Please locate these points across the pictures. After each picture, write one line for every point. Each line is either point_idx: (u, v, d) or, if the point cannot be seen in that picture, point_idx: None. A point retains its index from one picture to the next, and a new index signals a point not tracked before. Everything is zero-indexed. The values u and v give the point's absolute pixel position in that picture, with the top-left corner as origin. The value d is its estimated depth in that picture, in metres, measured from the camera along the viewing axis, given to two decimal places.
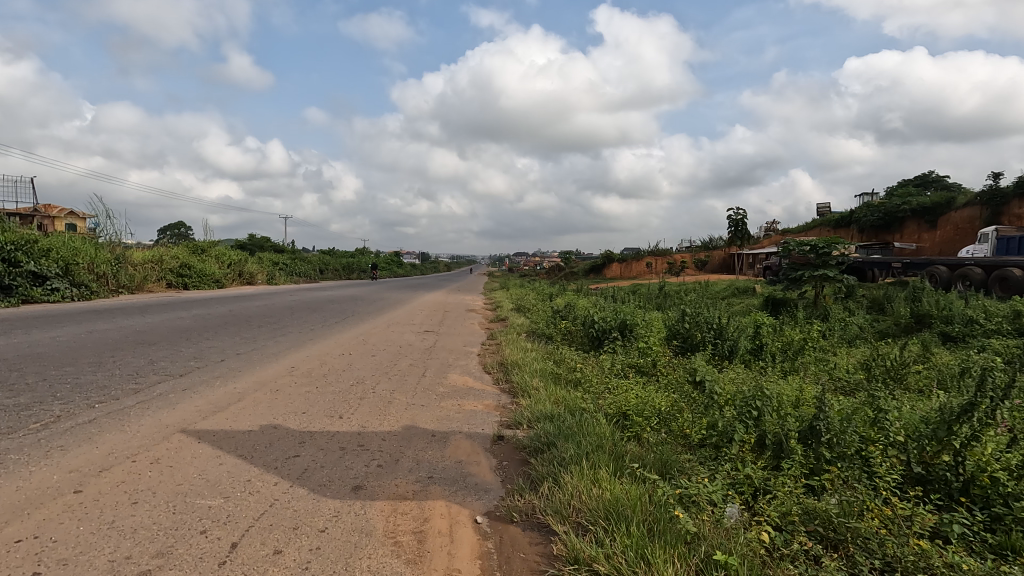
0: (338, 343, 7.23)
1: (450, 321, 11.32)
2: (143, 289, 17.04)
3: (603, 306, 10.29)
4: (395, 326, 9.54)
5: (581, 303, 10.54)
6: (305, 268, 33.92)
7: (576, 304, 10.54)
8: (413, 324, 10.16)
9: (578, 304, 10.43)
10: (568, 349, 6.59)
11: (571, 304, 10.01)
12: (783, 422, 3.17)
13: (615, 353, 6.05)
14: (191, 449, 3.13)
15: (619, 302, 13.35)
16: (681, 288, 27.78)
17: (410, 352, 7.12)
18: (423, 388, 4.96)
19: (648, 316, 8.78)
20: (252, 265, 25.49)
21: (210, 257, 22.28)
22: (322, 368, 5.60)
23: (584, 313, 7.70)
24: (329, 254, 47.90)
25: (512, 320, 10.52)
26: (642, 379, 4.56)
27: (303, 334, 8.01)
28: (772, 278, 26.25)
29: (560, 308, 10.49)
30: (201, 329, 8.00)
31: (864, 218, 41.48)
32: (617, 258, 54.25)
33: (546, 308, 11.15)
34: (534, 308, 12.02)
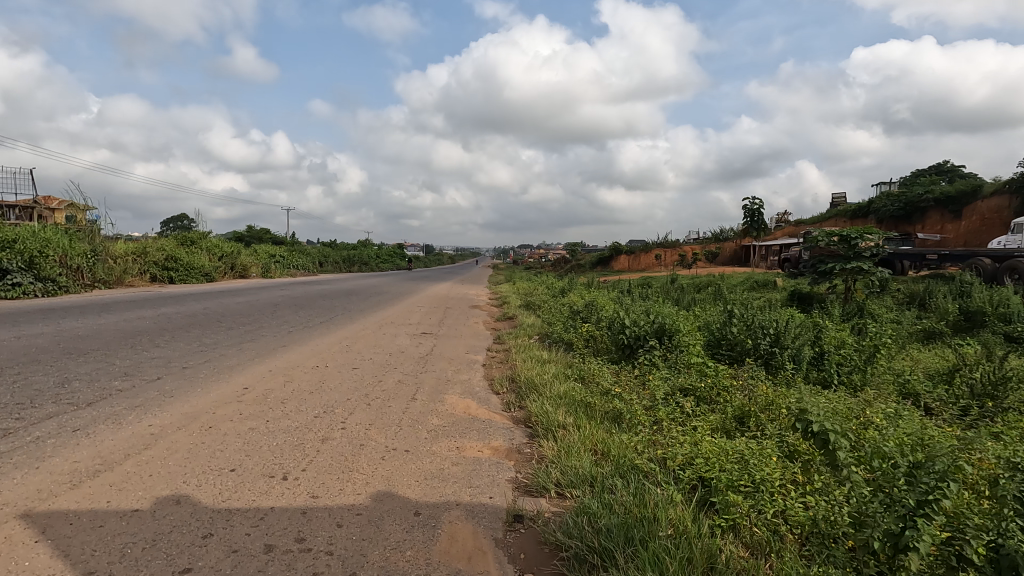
0: (315, 352, 6.01)
1: (451, 320, 10.12)
2: (123, 283, 15.88)
3: (626, 304, 9.04)
4: (389, 328, 8.31)
5: (599, 301, 9.28)
6: (303, 260, 32.74)
7: (593, 301, 9.28)
8: (409, 324, 8.95)
9: (596, 302, 9.18)
10: (594, 361, 5.36)
11: (590, 302, 8.77)
12: (996, 519, 1.90)
13: (656, 369, 4.82)
14: (9, 561, 1.89)
15: (638, 300, 12.08)
16: (696, 280, 26.44)
17: (401, 362, 5.89)
18: (410, 422, 3.73)
19: (681, 316, 7.54)
20: (246, 257, 24.29)
21: (199, 249, 21.10)
22: (284, 389, 4.38)
23: (610, 315, 6.45)
24: (329, 246, 46.69)
25: (521, 320, 9.32)
26: (712, 418, 3.33)
27: (277, 339, 6.78)
28: (792, 271, 24.90)
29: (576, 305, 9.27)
30: (156, 332, 6.79)
31: (883, 208, 39.90)
32: (626, 250, 52.84)
33: (559, 307, 9.91)
34: (546, 306, 10.78)
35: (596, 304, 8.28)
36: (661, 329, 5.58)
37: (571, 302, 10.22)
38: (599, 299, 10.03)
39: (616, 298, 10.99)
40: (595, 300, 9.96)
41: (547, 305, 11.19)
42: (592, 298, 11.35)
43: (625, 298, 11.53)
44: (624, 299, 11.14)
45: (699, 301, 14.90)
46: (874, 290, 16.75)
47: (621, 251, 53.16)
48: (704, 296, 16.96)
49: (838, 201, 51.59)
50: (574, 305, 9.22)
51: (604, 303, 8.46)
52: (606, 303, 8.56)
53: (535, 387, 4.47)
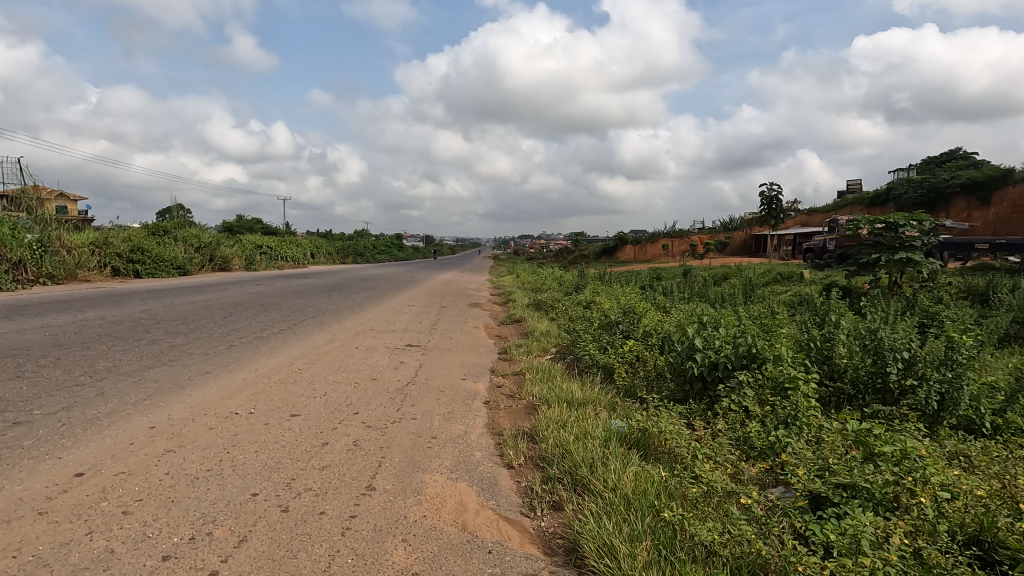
0: (245, 384, 4.22)
1: (446, 324, 8.33)
2: (77, 278, 14.06)
3: (666, 306, 7.24)
4: (364, 340, 6.51)
5: (630, 302, 7.46)
6: (294, 251, 30.80)
7: (624, 303, 7.46)
8: (391, 332, 7.16)
9: (628, 303, 7.37)
10: (654, 410, 3.60)
11: (621, 305, 6.94)
12: None
13: (764, 438, 3.06)
14: None
15: (667, 299, 10.27)
16: (711, 273, 24.75)
17: (368, 399, 4.10)
18: (348, 568, 1.94)
19: (748, 323, 5.74)
20: (227, 248, 22.39)
21: (173, 240, 19.24)
22: (150, 475, 2.58)
23: (662, 329, 4.69)
24: (323, 237, 44.69)
25: (532, 326, 7.58)
26: None
27: (203, 360, 4.98)
28: (817, 264, 23.17)
29: (602, 309, 7.44)
30: (40, 352, 5.00)
31: (905, 195, 37.98)
32: (632, 240, 50.81)
33: (579, 310, 8.10)
34: (561, 307, 8.97)
35: (631, 306, 6.51)
36: (754, 354, 3.77)
37: (592, 306, 8.43)
38: (629, 301, 8.22)
39: (645, 299, 9.21)
40: (621, 301, 8.16)
41: (563, 304, 9.43)
42: (616, 299, 9.55)
43: (654, 298, 9.74)
44: (650, 299, 9.33)
45: (732, 301, 13.09)
46: (924, 285, 14.96)
47: (627, 241, 51.15)
48: (733, 293, 15.13)
49: (852, 189, 49.70)
50: (599, 310, 7.40)
51: (640, 306, 6.64)
52: (641, 305, 6.75)
53: (575, 469, 2.67)
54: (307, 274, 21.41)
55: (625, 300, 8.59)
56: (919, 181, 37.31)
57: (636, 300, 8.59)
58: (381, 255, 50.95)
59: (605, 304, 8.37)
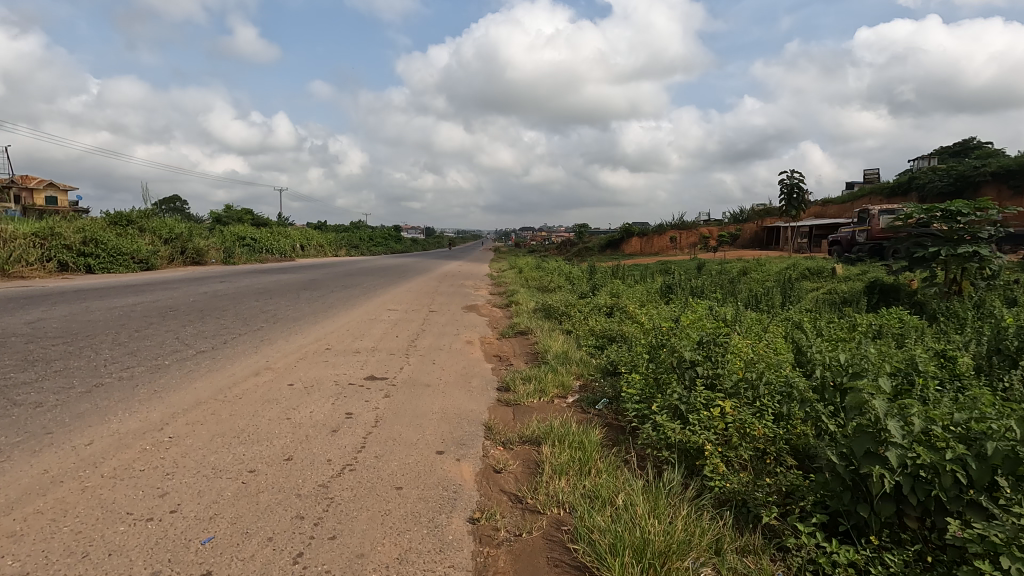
0: (36, 486, 2.34)
1: (431, 339, 6.47)
2: (10, 274, 12.17)
3: (728, 320, 5.36)
4: (308, 370, 4.64)
5: (680, 314, 5.52)
6: (280, 242, 28.85)
7: (671, 315, 5.53)
8: (353, 355, 5.29)
9: (677, 315, 5.46)
10: None
11: (673, 320, 5.03)
12: None
13: None
14: None
15: (707, 307, 8.41)
16: (732, 267, 22.85)
17: (249, 521, 2.19)
18: None
19: (887, 355, 3.73)
20: (201, 239, 20.43)
21: (136, 232, 17.30)
22: None
23: (781, 386, 2.74)
24: (316, 228, 42.65)
25: (545, 344, 5.71)
26: None
27: (17, 421, 3.07)
28: (848, 258, 21.22)
29: (641, 323, 5.52)
30: None
31: (929, 184, 35.89)
32: (638, 232, 48.73)
33: (605, 324, 6.23)
34: (579, 316, 7.10)
35: (685, 323, 4.62)
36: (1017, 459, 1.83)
37: (621, 318, 6.56)
38: (672, 311, 6.32)
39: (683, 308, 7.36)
40: (661, 312, 6.27)
41: (581, 310, 7.54)
42: (650, 306, 7.67)
43: (693, 307, 7.89)
44: (691, 309, 7.46)
45: (772, 305, 11.22)
46: (987, 283, 12.99)
47: (632, 233, 49.06)
48: (768, 293, 13.24)
49: (870, 178, 47.56)
50: (637, 325, 5.50)
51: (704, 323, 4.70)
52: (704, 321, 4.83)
53: None
54: (289, 268, 19.52)
55: (664, 310, 6.71)
56: (945, 170, 35.22)
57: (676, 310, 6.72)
58: (377, 247, 48.97)
59: (637, 315, 6.48)
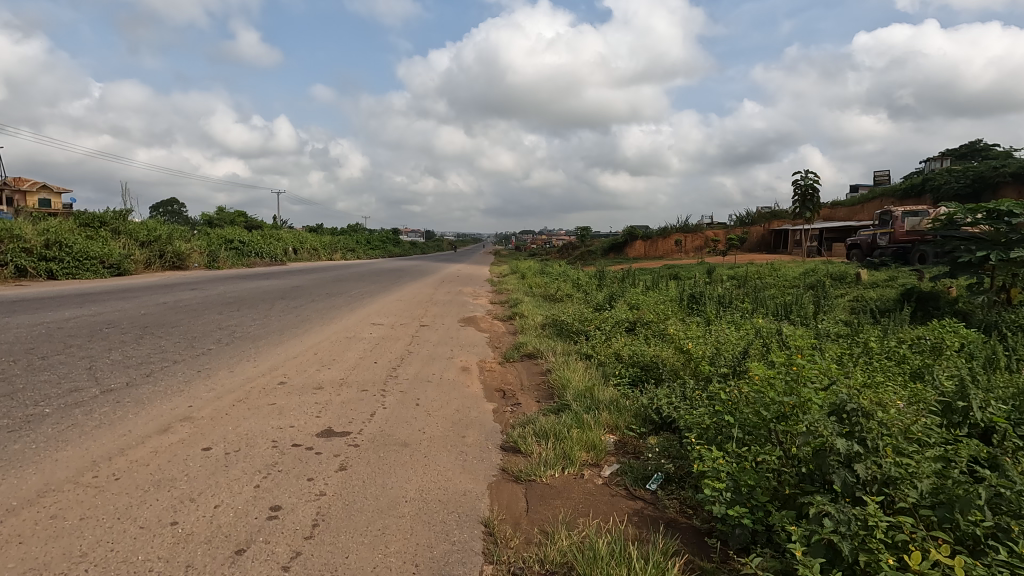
0: None
1: (419, 366, 5.25)
2: None
3: (798, 345, 4.15)
4: (242, 421, 3.39)
5: (743, 343, 4.28)
6: (271, 245, 27.63)
7: (730, 345, 4.29)
8: (312, 395, 4.04)
9: (738, 346, 4.22)
10: None
11: (738, 355, 3.80)
12: None
13: None
14: None
15: (747, 327, 7.20)
16: (745, 273, 21.66)
17: None
18: None
19: None
20: (183, 243, 19.24)
21: (110, 236, 16.14)
22: None
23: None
24: (310, 231, 41.41)
25: (562, 377, 4.47)
26: None
27: None
28: (870, 263, 20.03)
29: (690, 352, 4.28)
30: None
31: (946, 185, 34.72)
32: (642, 235, 47.49)
33: (638, 350, 4.99)
34: (599, 336, 5.89)
35: (759, 361, 3.40)
36: None
37: (655, 342, 5.32)
38: (722, 334, 5.07)
39: (726, 327, 6.12)
40: (707, 336, 5.03)
41: (603, 328, 6.29)
42: (685, 325, 6.42)
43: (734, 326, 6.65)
44: (736, 327, 6.19)
45: (809, 321, 9.99)
46: None
47: (636, 236, 47.79)
48: (797, 303, 12.03)
49: (880, 180, 46.38)
50: (686, 354, 4.25)
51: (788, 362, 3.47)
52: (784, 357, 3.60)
53: None
54: (275, 273, 18.28)
55: (707, 332, 5.47)
56: (962, 170, 34.03)
57: (724, 331, 5.47)
58: (374, 251, 47.86)
59: (677, 339, 5.24)
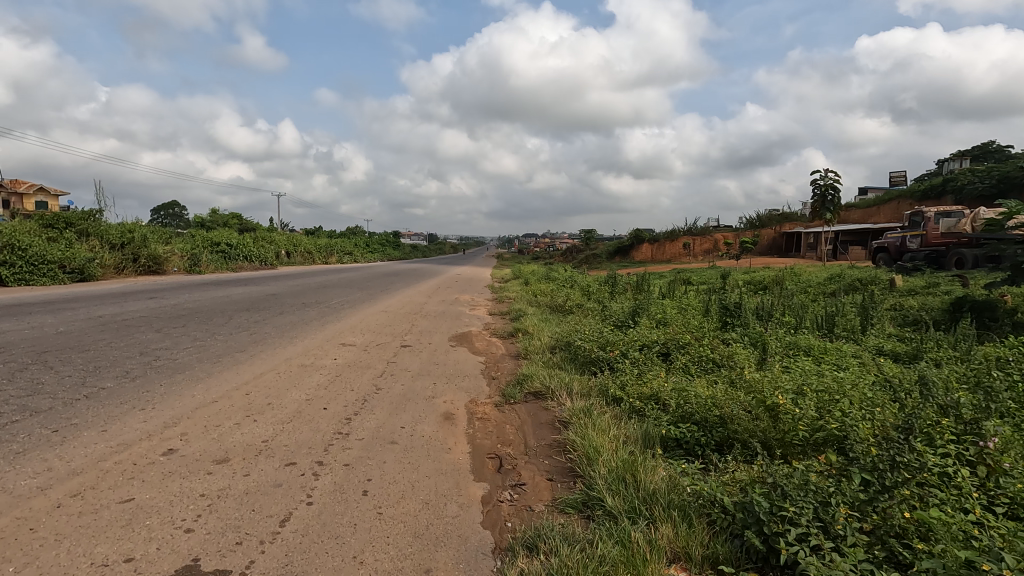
0: None
1: (386, 413, 3.82)
2: None
3: (929, 397, 2.85)
4: (37, 553, 1.95)
5: (850, 408, 2.99)
6: (261, 249, 26.22)
7: (836, 411, 2.99)
8: (199, 479, 2.60)
9: (848, 414, 2.93)
10: None
11: (864, 433, 2.49)
12: None
13: None
14: None
15: (811, 357, 5.79)
16: (765, 278, 20.20)
17: None
18: None
19: None
20: (160, 246, 17.85)
21: (76, 238, 14.77)
22: None
23: None
24: (306, 233, 39.96)
25: (587, 442, 3.06)
26: None
27: None
28: (902, 268, 18.71)
29: (781, 424, 2.99)
30: None
31: (969, 186, 33.14)
32: (649, 238, 46.02)
33: (694, 395, 3.62)
34: (630, 368, 4.48)
35: (925, 470, 2.09)
36: None
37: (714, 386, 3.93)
38: (807, 378, 3.73)
39: (797, 364, 4.74)
40: (787, 379, 3.69)
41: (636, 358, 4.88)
42: (740, 359, 5.03)
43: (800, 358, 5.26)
44: (808, 362, 4.82)
45: (862, 339, 8.60)
46: None
47: (644, 239, 46.25)
48: (839, 314, 10.61)
49: (896, 181, 44.78)
50: (780, 429, 2.96)
51: (954, 462, 2.22)
52: (938, 442, 2.34)
53: None
54: (258, 278, 16.87)
55: (781, 372, 4.11)
56: (987, 171, 32.45)
57: (805, 371, 4.10)
58: (373, 255, 46.54)
59: (744, 384, 3.89)
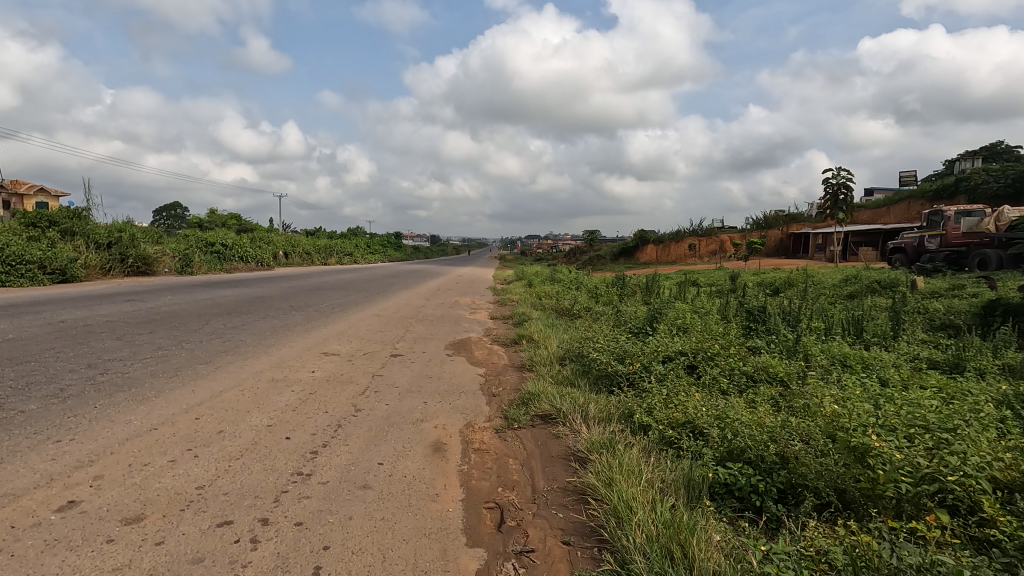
0: None
1: (361, 444, 3.13)
2: None
3: None
4: None
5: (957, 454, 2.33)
6: (258, 249, 25.58)
7: (940, 457, 2.33)
8: (90, 553, 1.91)
9: (957, 463, 2.27)
10: None
11: None
12: None
13: None
14: None
15: (857, 374, 5.06)
16: (777, 279, 19.48)
17: None
18: None
19: None
20: (150, 246, 17.22)
21: (58, 238, 14.15)
22: None
23: None
24: (305, 234, 39.32)
25: (616, 493, 2.38)
26: None
27: None
28: (921, 269, 17.98)
29: (871, 471, 2.33)
30: None
31: (983, 185, 32.35)
32: (654, 239, 45.24)
33: (746, 426, 2.95)
34: (657, 387, 3.79)
35: None
36: None
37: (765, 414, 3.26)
38: (883, 411, 3.06)
39: (853, 384, 4.04)
40: (860, 408, 3.01)
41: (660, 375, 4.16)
42: (784, 382, 4.33)
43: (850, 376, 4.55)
44: (863, 382, 4.11)
45: (895, 346, 7.89)
46: None
47: (648, 240, 45.50)
48: (866, 319, 9.89)
49: (906, 182, 43.95)
50: (867, 476, 2.30)
51: None
52: None
53: None
54: (250, 279, 16.24)
55: (844, 398, 3.43)
56: (1002, 170, 31.63)
57: (873, 398, 3.43)
58: (374, 256, 45.93)
59: (804, 411, 3.22)
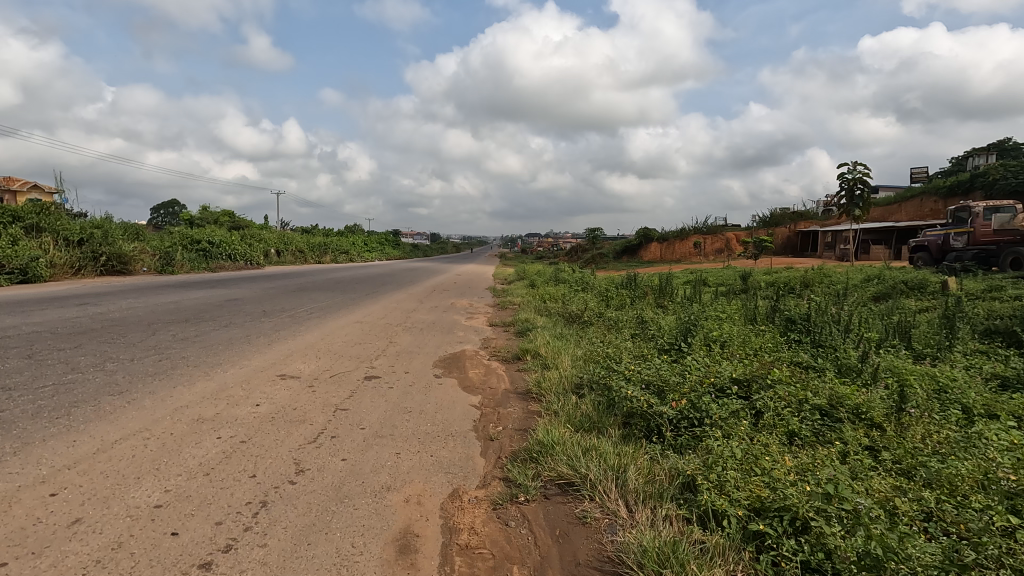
0: None
1: (286, 542, 2.05)
2: None
3: None
4: None
5: None
6: (248, 247, 24.50)
7: None
8: None
9: None
10: None
11: None
12: None
13: None
14: None
15: (958, 412, 4.00)
16: (793, 279, 18.38)
17: None
18: None
19: None
20: (128, 242, 16.16)
21: (23, 234, 13.12)
22: None
23: None
24: (301, 231, 38.24)
25: None
26: None
27: None
28: (949, 269, 16.81)
29: None
30: None
31: (1001, 182, 31.13)
32: (658, 237, 44.13)
33: (892, 534, 1.91)
34: (725, 440, 2.75)
35: None
36: None
37: (900, 501, 2.21)
38: None
39: (982, 448, 3.00)
40: None
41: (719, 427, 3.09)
42: (880, 435, 3.27)
43: (960, 426, 3.47)
44: (994, 444, 3.04)
45: (959, 359, 6.80)
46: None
47: (653, 238, 44.42)
48: (912, 327, 8.78)
49: (918, 179, 42.70)
50: None
51: None
52: None
53: None
54: (234, 279, 15.18)
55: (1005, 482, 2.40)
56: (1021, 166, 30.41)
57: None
58: (372, 254, 44.90)
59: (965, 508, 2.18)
